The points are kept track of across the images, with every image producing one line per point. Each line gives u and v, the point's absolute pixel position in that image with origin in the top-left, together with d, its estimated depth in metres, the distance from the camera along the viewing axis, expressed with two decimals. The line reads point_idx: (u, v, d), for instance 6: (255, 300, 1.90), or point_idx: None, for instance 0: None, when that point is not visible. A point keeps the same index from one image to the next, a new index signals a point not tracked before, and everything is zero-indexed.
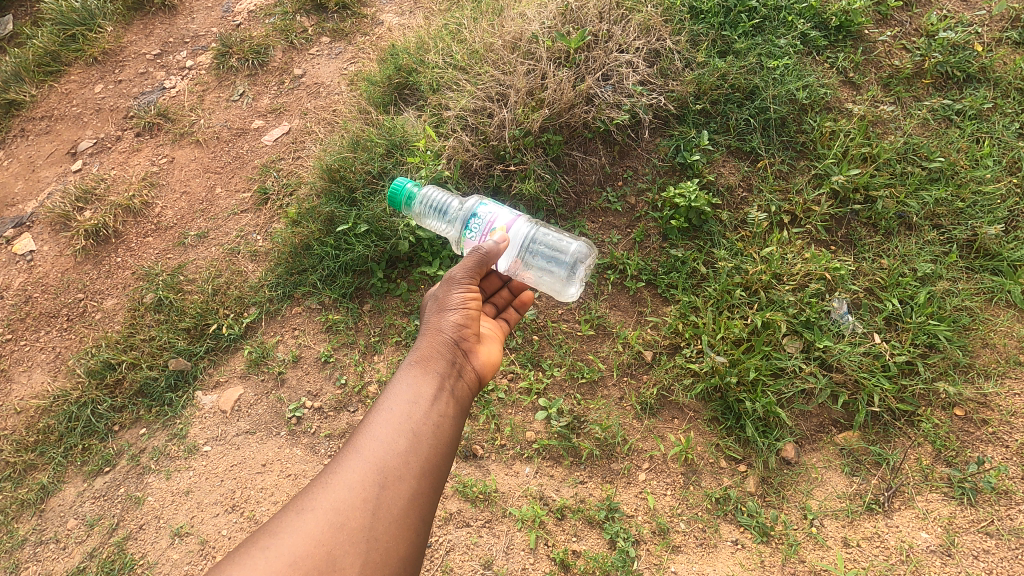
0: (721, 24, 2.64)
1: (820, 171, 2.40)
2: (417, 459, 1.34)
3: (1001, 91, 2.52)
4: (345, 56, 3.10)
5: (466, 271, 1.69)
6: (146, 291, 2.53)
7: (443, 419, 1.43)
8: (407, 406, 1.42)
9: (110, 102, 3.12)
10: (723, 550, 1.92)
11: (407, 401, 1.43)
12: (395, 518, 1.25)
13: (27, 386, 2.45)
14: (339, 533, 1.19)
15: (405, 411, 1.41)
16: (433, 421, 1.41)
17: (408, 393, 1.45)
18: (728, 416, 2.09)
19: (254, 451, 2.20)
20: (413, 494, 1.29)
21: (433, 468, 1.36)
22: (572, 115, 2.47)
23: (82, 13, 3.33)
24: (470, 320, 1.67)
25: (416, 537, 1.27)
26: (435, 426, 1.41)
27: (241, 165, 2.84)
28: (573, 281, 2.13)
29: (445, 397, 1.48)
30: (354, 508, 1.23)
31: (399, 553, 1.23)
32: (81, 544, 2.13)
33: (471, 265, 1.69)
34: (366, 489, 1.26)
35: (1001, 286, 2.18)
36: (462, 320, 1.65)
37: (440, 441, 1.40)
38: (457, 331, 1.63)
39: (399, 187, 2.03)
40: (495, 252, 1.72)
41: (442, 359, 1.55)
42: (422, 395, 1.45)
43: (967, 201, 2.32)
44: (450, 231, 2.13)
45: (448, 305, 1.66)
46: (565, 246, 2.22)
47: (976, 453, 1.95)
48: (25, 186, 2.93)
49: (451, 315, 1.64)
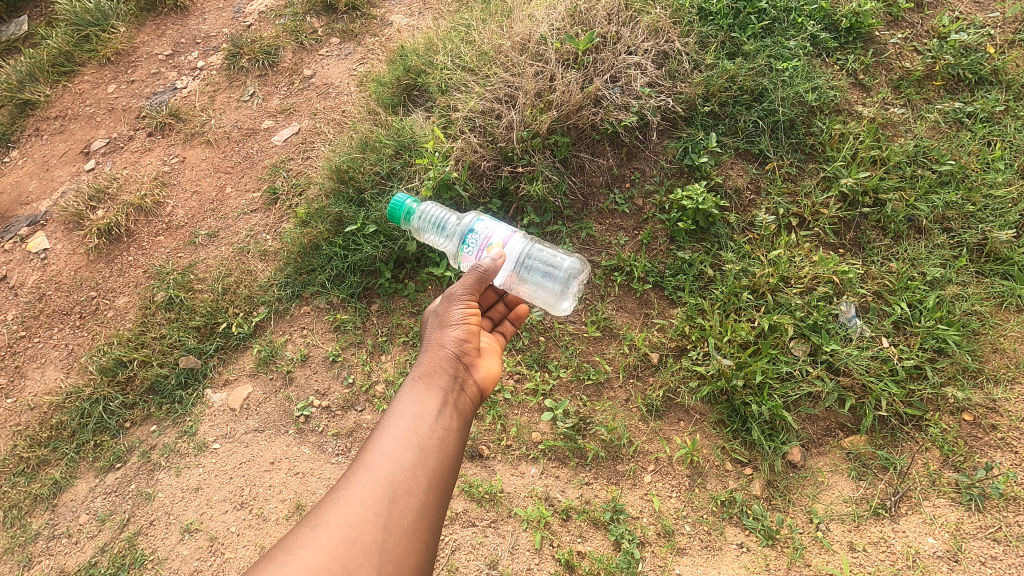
0: (730, 25, 2.63)
1: (829, 174, 2.40)
2: (425, 472, 1.35)
3: (1013, 94, 2.50)
4: (354, 57, 3.13)
5: (466, 287, 1.71)
6: (157, 289, 2.56)
7: (448, 432, 1.44)
8: (413, 421, 1.44)
9: (123, 102, 3.16)
10: (728, 553, 1.92)
11: (412, 416, 1.45)
12: (406, 531, 1.26)
13: (41, 383, 2.49)
14: (352, 547, 1.20)
15: (411, 425, 1.42)
16: (439, 434, 1.43)
17: (414, 408, 1.47)
18: (734, 419, 2.09)
19: (263, 448, 2.23)
20: (422, 507, 1.30)
21: (440, 480, 1.37)
22: (580, 116, 2.46)
23: (96, 14, 3.37)
24: (471, 334, 1.69)
25: (426, 548, 1.28)
26: (441, 439, 1.42)
27: (251, 165, 2.86)
28: (566, 296, 2.19)
29: (449, 410, 1.49)
30: (365, 522, 1.24)
31: (411, 565, 1.24)
32: (93, 539, 2.16)
33: (471, 282, 1.71)
34: (377, 503, 1.27)
35: (1011, 291, 2.17)
36: (463, 335, 1.67)
37: (447, 453, 1.42)
38: (459, 345, 1.65)
39: (398, 203, 2.02)
40: (493, 269, 1.74)
41: (446, 373, 1.57)
42: (427, 409, 1.47)
43: (978, 204, 2.30)
44: (449, 246, 2.15)
45: (449, 321, 1.68)
46: (558, 261, 2.26)
47: (985, 458, 1.94)
48: (40, 185, 2.97)
49: (453, 330, 1.67)
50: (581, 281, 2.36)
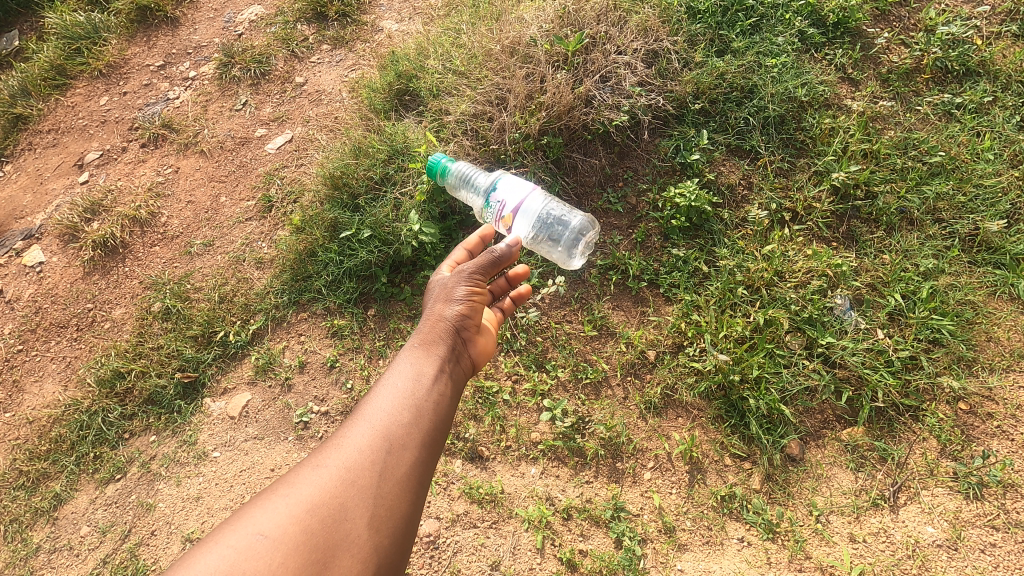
0: (718, 23, 2.64)
1: (820, 168, 2.40)
2: (419, 430, 1.35)
3: (1001, 85, 2.52)
4: (346, 64, 3.14)
5: (475, 266, 1.69)
6: (154, 300, 2.57)
7: (442, 397, 1.44)
8: (410, 382, 1.43)
9: (116, 114, 3.16)
10: (730, 548, 1.93)
11: (409, 376, 1.44)
12: (400, 481, 1.26)
13: (39, 397, 2.48)
14: (348, 488, 1.22)
15: (409, 385, 1.42)
16: (434, 398, 1.42)
17: (411, 371, 1.46)
18: (732, 414, 2.10)
19: (263, 456, 2.23)
20: (415, 462, 1.30)
21: (433, 441, 1.37)
22: (571, 117, 2.46)
23: (87, 26, 3.38)
24: (475, 311, 1.65)
25: (416, 502, 1.28)
26: (435, 403, 1.42)
27: (245, 173, 2.87)
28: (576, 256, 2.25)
29: (444, 377, 1.48)
30: (361, 468, 1.25)
31: (400, 514, 1.24)
32: (95, 551, 2.16)
33: (482, 263, 1.69)
34: (373, 453, 1.27)
35: (1004, 280, 2.19)
36: (467, 310, 1.63)
37: (441, 416, 1.41)
38: (462, 319, 1.62)
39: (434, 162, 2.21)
40: (507, 256, 1.72)
41: (444, 343, 1.56)
42: (424, 373, 1.46)
43: (969, 195, 2.32)
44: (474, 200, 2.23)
45: (453, 296, 1.64)
46: (569, 218, 2.30)
47: (982, 446, 1.96)
48: (33, 198, 2.96)
49: (457, 305, 1.63)
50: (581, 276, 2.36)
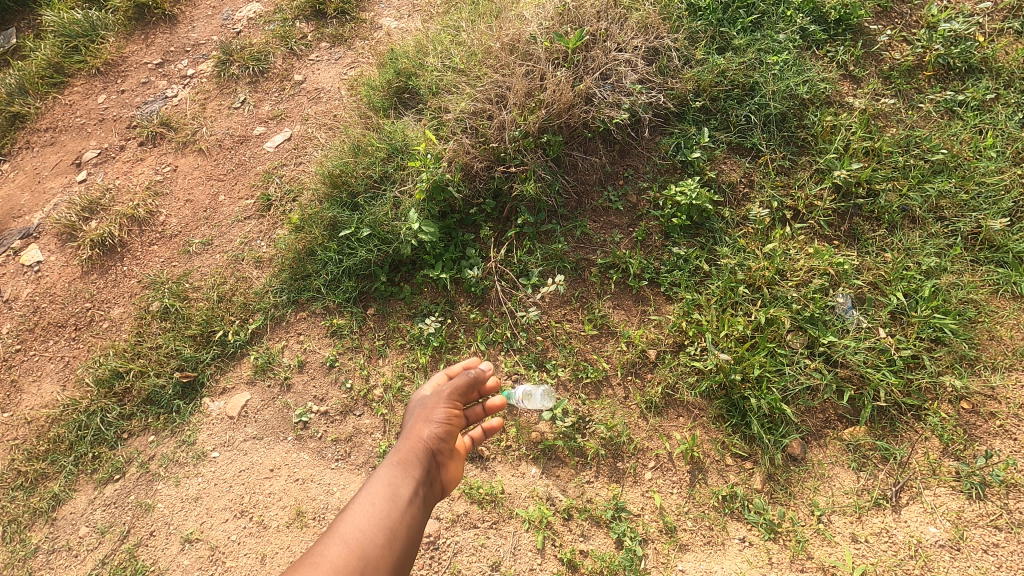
0: (719, 20, 2.63)
1: (822, 166, 2.39)
2: (391, 553, 1.39)
3: (1003, 82, 2.51)
4: (345, 61, 3.13)
5: (456, 388, 1.74)
6: (152, 299, 2.56)
7: (416, 521, 1.48)
8: (386, 501, 1.47)
9: (114, 112, 3.15)
10: (731, 548, 1.93)
11: (386, 496, 1.48)
12: None
13: (37, 397, 2.47)
14: None
15: (385, 505, 1.46)
16: (408, 520, 1.46)
17: (387, 490, 1.49)
18: (733, 413, 2.09)
19: (262, 456, 2.22)
20: None
21: (403, 565, 1.41)
22: (572, 115, 2.45)
23: (84, 24, 3.36)
24: (452, 433, 1.68)
25: None
26: (409, 526, 1.46)
27: (243, 172, 2.85)
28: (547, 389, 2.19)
29: (418, 501, 1.52)
30: None
31: None
32: (94, 551, 2.15)
33: (463, 383, 1.74)
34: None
35: (1007, 278, 2.18)
36: (443, 433, 1.65)
37: (411, 541, 1.45)
38: (439, 441, 1.64)
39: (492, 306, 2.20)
40: (483, 377, 1.77)
41: (420, 465, 1.58)
42: (400, 494, 1.49)
43: (971, 193, 2.31)
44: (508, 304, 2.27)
45: (432, 416, 1.68)
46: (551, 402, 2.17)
47: (984, 446, 1.95)
48: (31, 197, 2.94)
49: (435, 426, 1.66)
50: (582, 311, 2.33)
